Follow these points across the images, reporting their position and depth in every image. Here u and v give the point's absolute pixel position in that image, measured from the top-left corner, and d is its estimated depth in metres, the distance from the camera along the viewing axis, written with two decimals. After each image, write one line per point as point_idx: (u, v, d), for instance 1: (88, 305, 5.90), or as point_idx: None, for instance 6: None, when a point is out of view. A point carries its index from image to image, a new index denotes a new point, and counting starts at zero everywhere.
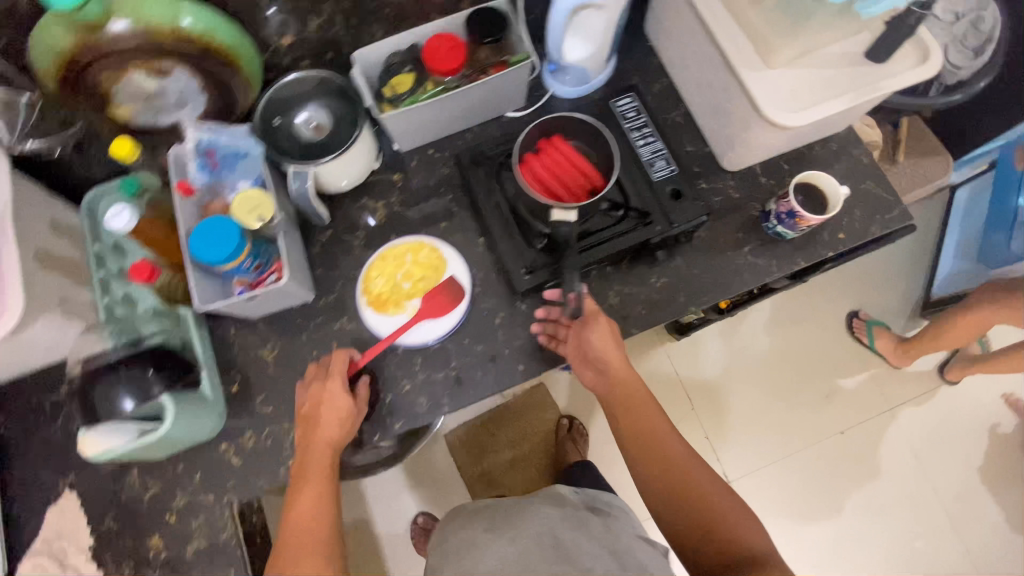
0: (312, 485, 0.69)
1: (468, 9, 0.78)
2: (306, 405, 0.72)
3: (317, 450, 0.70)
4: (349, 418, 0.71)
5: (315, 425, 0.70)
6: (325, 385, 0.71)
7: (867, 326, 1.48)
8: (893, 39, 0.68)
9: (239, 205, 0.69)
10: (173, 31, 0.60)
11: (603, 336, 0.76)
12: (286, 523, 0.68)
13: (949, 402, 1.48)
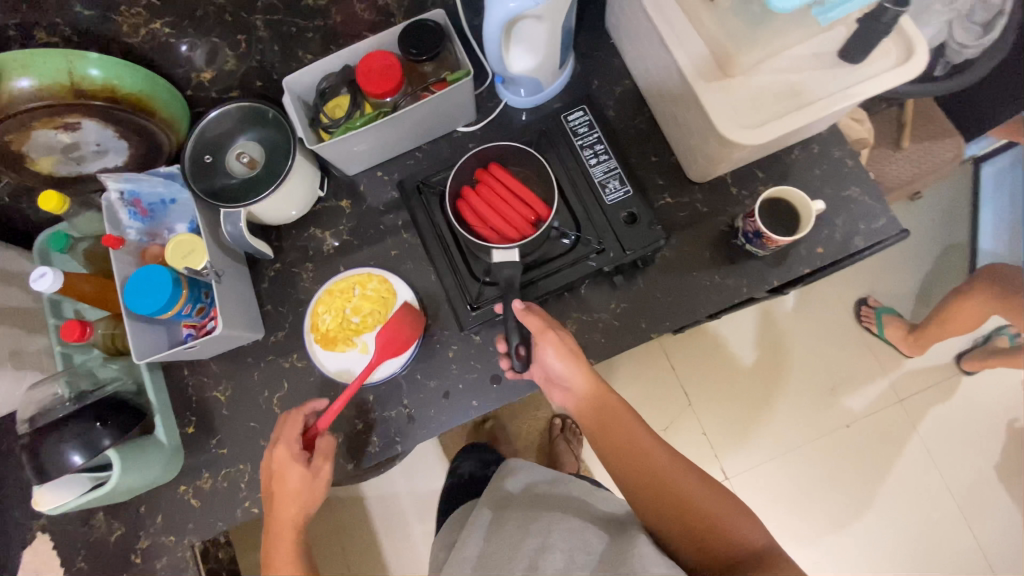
0: (283, 551, 0.63)
1: (401, 25, 0.72)
2: (266, 475, 0.67)
3: (282, 516, 0.64)
4: (317, 477, 0.66)
5: (279, 488, 0.65)
6: (280, 453, 0.67)
7: (877, 315, 1.38)
8: (866, 39, 0.60)
9: (172, 252, 0.69)
10: (77, 85, 0.57)
11: (563, 354, 0.65)
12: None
13: (968, 396, 1.39)
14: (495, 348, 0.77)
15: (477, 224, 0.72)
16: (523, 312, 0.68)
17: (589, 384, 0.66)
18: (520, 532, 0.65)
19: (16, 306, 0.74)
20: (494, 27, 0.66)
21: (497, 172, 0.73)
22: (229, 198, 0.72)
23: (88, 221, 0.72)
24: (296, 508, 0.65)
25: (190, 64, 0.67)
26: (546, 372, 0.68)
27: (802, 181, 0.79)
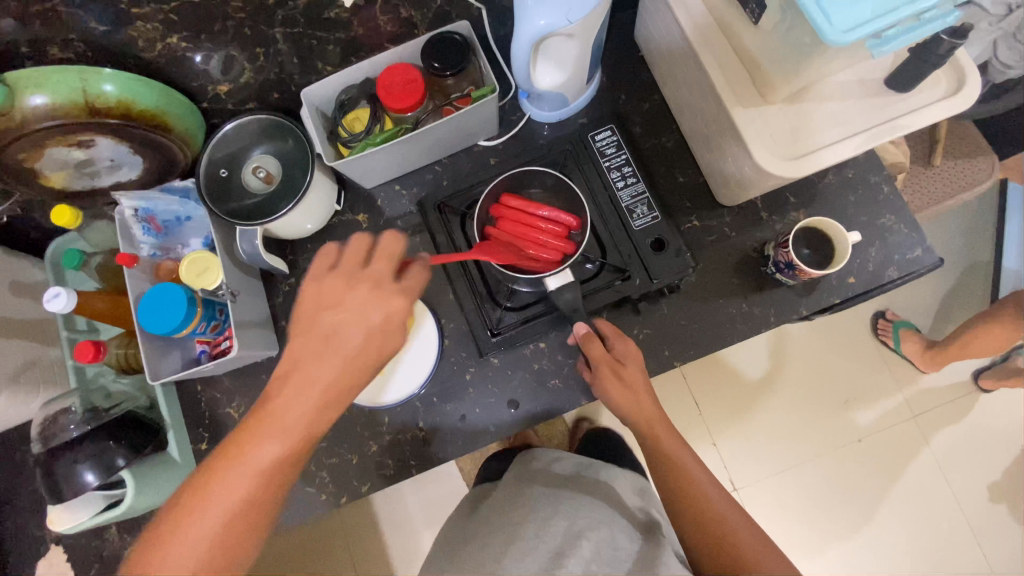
0: (270, 458, 0.47)
1: (423, 38, 0.69)
2: (328, 313, 0.50)
3: (311, 406, 0.48)
4: (358, 388, 0.51)
5: (341, 356, 0.49)
6: (388, 287, 0.51)
7: (894, 328, 1.36)
8: (918, 68, 0.57)
9: (187, 269, 0.68)
10: (90, 102, 0.55)
11: (619, 387, 0.66)
12: (197, 490, 0.46)
13: (986, 414, 1.36)
14: (513, 372, 0.75)
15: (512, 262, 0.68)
16: (585, 338, 0.68)
17: (646, 415, 0.66)
18: (547, 511, 0.70)
19: (28, 318, 0.73)
20: (523, 45, 0.63)
21: (511, 203, 0.71)
22: (248, 215, 0.70)
23: (99, 231, 0.69)
24: (325, 414, 0.49)
25: (207, 76, 0.65)
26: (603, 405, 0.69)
27: (835, 206, 0.77)
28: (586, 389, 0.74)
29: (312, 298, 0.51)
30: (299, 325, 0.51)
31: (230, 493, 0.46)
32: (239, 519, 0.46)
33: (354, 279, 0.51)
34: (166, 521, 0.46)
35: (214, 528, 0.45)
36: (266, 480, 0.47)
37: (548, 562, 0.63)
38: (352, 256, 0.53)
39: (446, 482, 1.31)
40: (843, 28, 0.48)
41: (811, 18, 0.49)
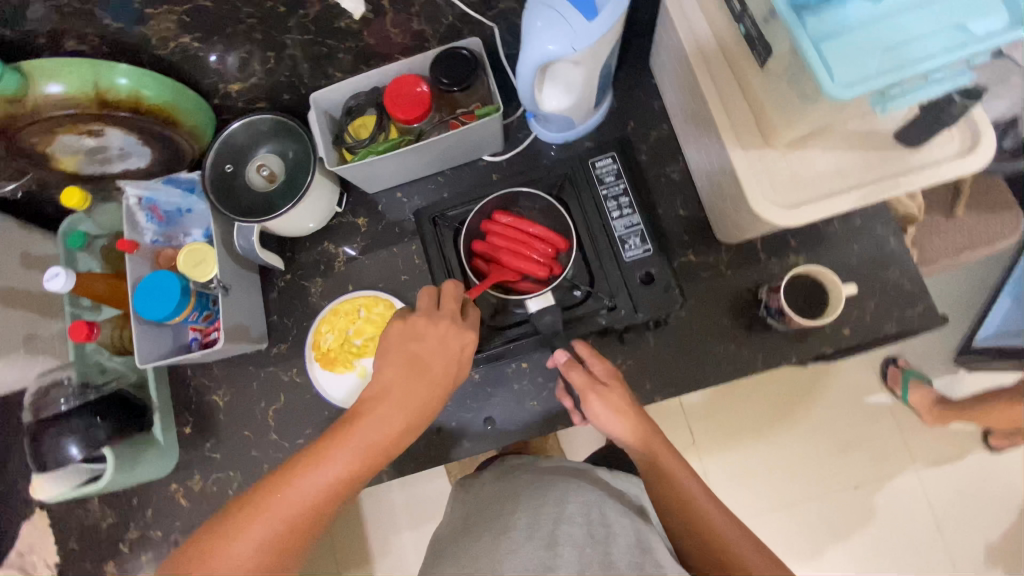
0: (346, 469, 0.52)
1: (433, 52, 0.70)
2: (412, 344, 0.58)
3: (390, 426, 0.54)
4: (430, 417, 0.57)
5: (421, 383, 0.57)
6: (464, 328, 0.60)
7: (903, 376, 1.27)
8: (929, 124, 0.55)
9: (185, 260, 0.70)
10: (102, 95, 0.57)
11: (608, 408, 0.62)
12: (272, 488, 0.51)
13: (994, 472, 1.27)
14: (493, 389, 0.76)
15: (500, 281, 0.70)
16: (565, 366, 0.66)
17: (639, 434, 0.61)
18: (538, 500, 0.63)
19: (36, 291, 0.76)
20: (529, 68, 0.62)
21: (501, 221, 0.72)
22: (250, 211, 0.72)
23: (109, 212, 0.74)
24: (400, 438, 0.55)
25: (219, 75, 0.67)
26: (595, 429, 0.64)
27: (838, 254, 0.75)
28: (562, 414, 0.74)
29: (399, 333, 0.59)
30: (386, 352, 0.58)
31: (304, 495, 0.50)
32: (297, 526, 0.50)
33: (437, 318, 0.60)
34: (234, 514, 0.50)
35: (280, 524, 0.49)
36: (338, 489, 0.52)
37: (543, 552, 0.54)
38: (430, 296, 0.62)
39: (433, 483, 1.31)
40: (844, 83, 0.47)
41: (812, 70, 0.47)
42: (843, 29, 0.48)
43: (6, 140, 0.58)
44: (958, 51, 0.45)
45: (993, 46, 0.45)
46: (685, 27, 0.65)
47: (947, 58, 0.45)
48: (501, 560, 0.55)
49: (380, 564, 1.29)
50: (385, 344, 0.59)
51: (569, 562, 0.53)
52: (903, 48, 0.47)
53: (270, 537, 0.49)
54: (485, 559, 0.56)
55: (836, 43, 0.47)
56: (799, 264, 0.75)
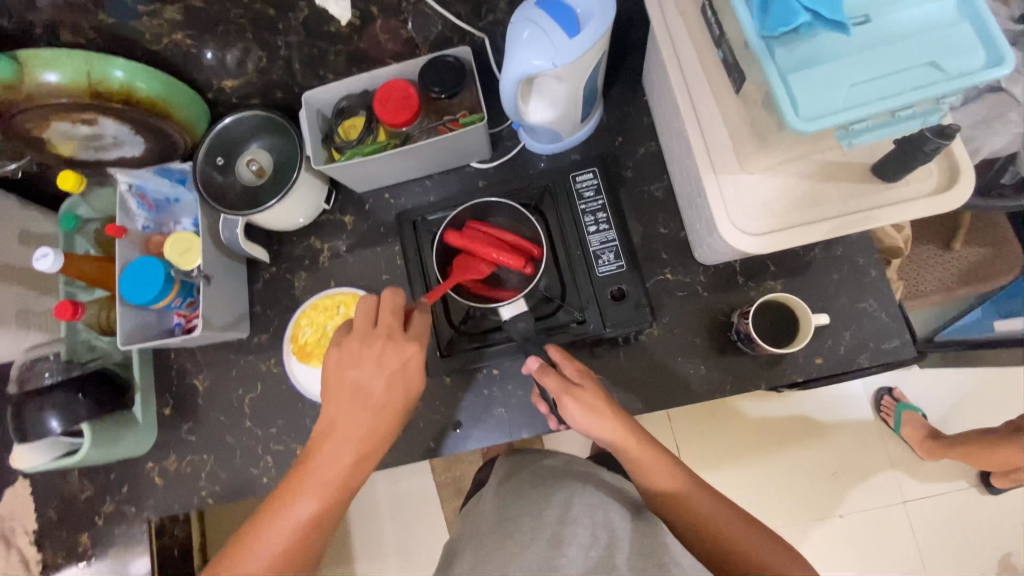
0: (306, 511, 0.56)
1: (423, 59, 0.71)
2: (350, 373, 0.59)
3: (343, 462, 0.57)
4: (386, 439, 0.60)
5: (366, 411, 0.58)
6: (403, 343, 0.60)
7: (896, 409, 1.22)
8: (903, 162, 0.54)
9: (171, 247, 0.72)
10: (96, 86, 0.59)
11: (584, 409, 0.59)
12: (246, 542, 0.55)
13: (985, 509, 1.21)
14: (462, 393, 0.77)
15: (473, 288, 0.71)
16: (539, 371, 0.63)
17: (618, 432, 0.59)
18: (540, 503, 0.60)
19: (31, 267, 0.79)
20: (510, 82, 0.63)
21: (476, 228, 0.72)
22: (237, 204, 0.74)
23: (103, 197, 0.77)
24: (355, 468, 0.58)
25: (213, 71, 0.69)
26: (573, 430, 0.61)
27: (817, 283, 0.74)
28: (529, 422, 0.75)
29: (336, 361, 0.60)
30: (327, 385, 0.60)
31: (274, 545, 0.55)
32: (276, 565, 0.55)
33: (372, 340, 0.60)
34: (219, 564, 0.55)
35: (258, 574, 0.54)
36: (306, 530, 0.56)
37: (548, 552, 0.53)
38: (365, 317, 0.62)
39: (417, 479, 1.33)
40: (809, 117, 0.47)
41: (777, 103, 0.47)
42: (812, 62, 0.48)
43: (2, 123, 0.60)
44: (925, 90, 0.45)
45: (960, 87, 0.45)
46: (670, 49, 0.65)
47: (913, 96, 0.46)
48: (508, 559, 0.54)
49: (359, 554, 1.30)
50: (326, 375, 0.60)
51: (574, 562, 0.51)
52: (871, 84, 0.47)
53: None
54: (493, 558, 0.55)
55: (803, 75, 0.48)
56: (777, 289, 0.74)
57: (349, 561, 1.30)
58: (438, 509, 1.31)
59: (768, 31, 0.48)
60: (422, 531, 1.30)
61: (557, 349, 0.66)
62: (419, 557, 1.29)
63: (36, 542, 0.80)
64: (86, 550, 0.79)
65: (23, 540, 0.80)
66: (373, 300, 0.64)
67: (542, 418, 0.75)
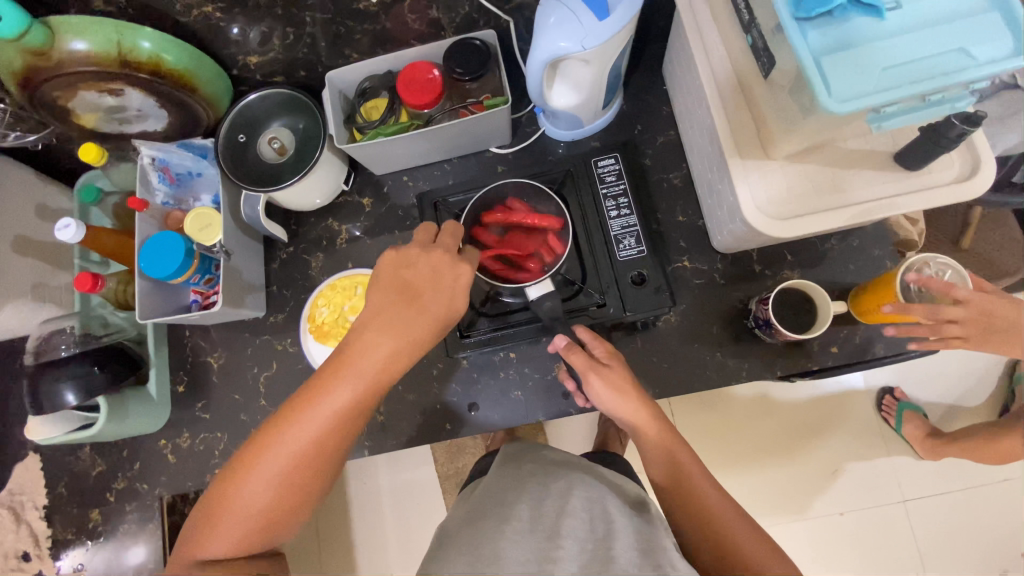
0: (339, 405, 0.53)
1: (448, 40, 0.72)
2: (402, 272, 0.57)
3: (377, 359, 0.54)
4: (424, 348, 0.56)
5: (409, 311, 0.55)
6: (458, 260, 0.58)
7: (898, 408, 1.21)
8: (927, 148, 0.54)
9: (193, 222, 0.72)
10: (125, 56, 0.59)
11: (609, 386, 0.60)
12: (277, 426, 0.53)
13: (986, 505, 1.21)
14: (479, 376, 0.77)
15: (488, 262, 0.71)
16: (565, 350, 0.63)
17: (641, 415, 0.59)
18: (540, 492, 0.59)
19: (48, 240, 0.78)
20: (537, 66, 0.62)
21: (514, 212, 0.74)
22: (256, 180, 0.73)
23: (123, 171, 0.77)
24: (391, 370, 0.54)
25: (239, 46, 0.69)
26: (597, 409, 0.62)
27: (833, 273, 0.75)
28: (544, 405, 0.75)
29: (390, 260, 0.58)
30: (376, 280, 0.57)
31: (304, 434, 0.52)
32: (305, 457, 0.53)
33: (430, 247, 0.58)
34: (246, 449, 0.54)
35: (288, 459, 0.52)
36: (336, 425, 0.53)
37: (544, 543, 0.52)
38: (426, 233, 0.62)
39: (420, 469, 1.33)
40: (841, 98, 0.48)
41: (810, 83, 0.48)
42: (846, 45, 0.49)
43: (30, 92, 0.61)
44: (957, 75, 0.46)
45: (991, 73, 0.46)
46: (696, 36, 0.66)
47: (943, 81, 0.46)
48: (501, 547, 0.51)
49: (359, 545, 1.30)
50: (377, 272, 0.58)
51: (571, 556, 0.51)
52: (902, 68, 0.48)
53: (281, 471, 0.53)
54: (488, 545, 0.52)
55: (836, 56, 0.49)
56: (793, 279, 0.75)
57: (349, 551, 1.30)
58: (440, 499, 1.30)
59: (804, 12, 0.49)
60: (423, 521, 1.30)
61: (580, 329, 0.66)
62: (421, 547, 1.28)
63: (46, 517, 0.80)
64: (96, 526, 0.79)
65: (33, 515, 0.80)
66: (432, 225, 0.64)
67: (558, 403, 0.75)
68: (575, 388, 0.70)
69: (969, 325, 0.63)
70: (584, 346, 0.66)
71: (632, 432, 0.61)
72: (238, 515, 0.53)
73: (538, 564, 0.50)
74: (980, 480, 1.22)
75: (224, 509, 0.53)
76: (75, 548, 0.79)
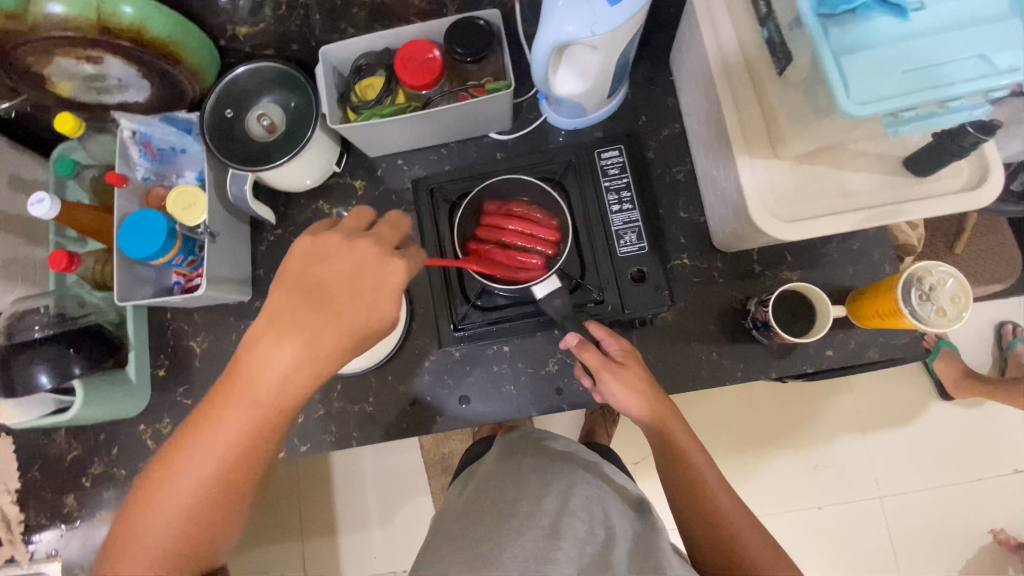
0: (240, 424, 0.48)
1: (450, 18, 0.69)
2: (313, 269, 0.50)
3: (283, 370, 0.48)
4: (341, 356, 0.49)
5: (319, 317, 0.48)
6: (388, 254, 0.51)
7: (938, 344, 1.25)
8: (937, 155, 0.54)
9: (173, 201, 0.68)
10: (104, 21, 0.55)
11: (624, 386, 0.58)
12: (183, 444, 0.48)
13: (964, 503, 1.23)
14: (470, 369, 0.75)
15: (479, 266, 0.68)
16: (577, 348, 0.62)
17: (656, 412, 0.58)
18: (540, 489, 0.59)
19: (21, 214, 0.75)
20: (543, 51, 0.60)
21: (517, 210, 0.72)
22: (244, 158, 0.70)
23: (103, 144, 0.74)
24: (298, 379, 0.48)
25: (228, 15, 0.65)
26: (610, 406, 0.61)
27: (831, 275, 0.74)
28: (537, 400, 0.74)
29: (304, 253, 0.51)
30: (284, 278, 0.50)
31: (213, 449, 0.48)
32: (212, 480, 0.48)
33: (352, 240, 0.52)
34: (151, 470, 0.48)
35: (192, 490, 0.47)
36: (244, 441, 0.48)
37: (544, 543, 0.51)
38: (364, 220, 0.56)
39: (406, 455, 1.31)
40: (859, 101, 0.46)
41: (829, 83, 0.47)
42: (866, 45, 0.47)
43: (1, 56, 0.57)
44: (977, 82, 0.45)
45: (1013, 81, 0.44)
46: (708, 27, 0.64)
47: (965, 88, 0.45)
48: (501, 547, 0.50)
49: (342, 528, 1.29)
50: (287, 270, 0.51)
51: (570, 558, 0.50)
52: (923, 71, 0.46)
53: (185, 502, 0.47)
54: (485, 545, 0.51)
55: (856, 56, 0.47)
56: (792, 280, 0.74)
57: (333, 533, 1.29)
58: (426, 487, 1.30)
59: (827, 7, 0.47)
60: (409, 509, 1.29)
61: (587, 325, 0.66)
62: (405, 534, 1.28)
63: (19, 502, 0.77)
64: (72, 511, 0.77)
65: (5, 498, 0.77)
66: (373, 213, 0.57)
67: (550, 398, 0.74)
68: (592, 384, 0.68)
69: (959, 299, 0.66)
70: (596, 343, 0.65)
71: (651, 433, 0.59)
72: (143, 549, 0.47)
73: (535, 566, 0.48)
74: (957, 478, 1.24)
75: (127, 547, 0.47)
76: (50, 532, 0.77)
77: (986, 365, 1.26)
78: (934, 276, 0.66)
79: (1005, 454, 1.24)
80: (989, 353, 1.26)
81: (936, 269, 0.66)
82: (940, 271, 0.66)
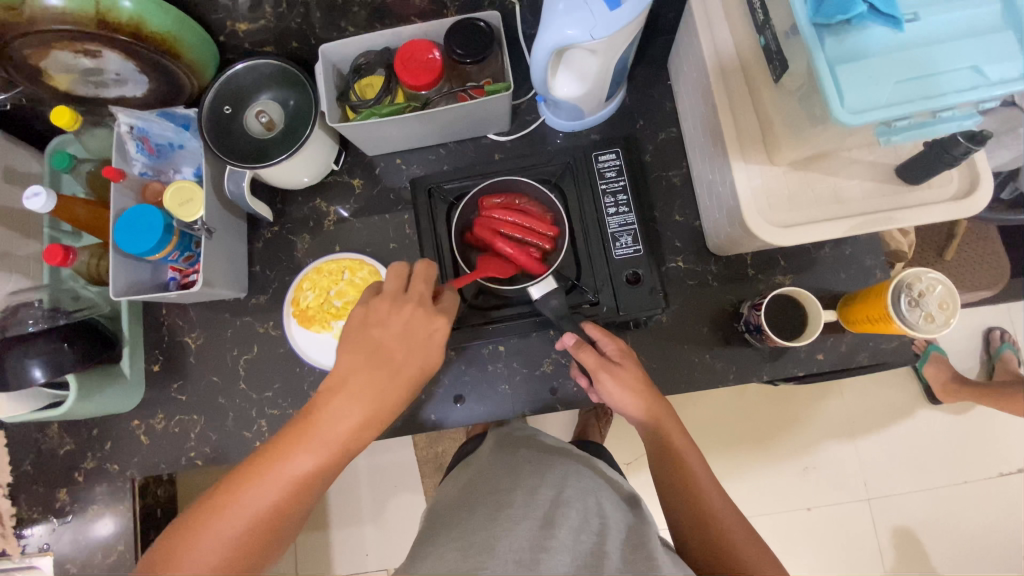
0: (301, 467, 0.51)
1: (450, 18, 0.69)
2: (372, 331, 0.55)
3: (345, 425, 0.52)
4: (393, 415, 0.55)
5: (381, 374, 0.54)
6: (433, 313, 0.57)
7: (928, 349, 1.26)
8: (929, 164, 0.54)
9: (171, 195, 0.68)
10: (103, 16, 0.55)
11: (620, 385, 0.60)
12: (236, 486, 0.50)
13: (949, 505, 1.25)
14: (466, 368, 0.76)
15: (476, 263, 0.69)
16: (574, 348, 0.62)
17: (650, 410, 0.59)
18: (535, 480, 0.60)
19: (15, 208, 0.74)
20: (541, 54, 0.60)
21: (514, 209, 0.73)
22: (242, 155, 0.70)
23: (98, 138, 0.73)
24: (359, 432, 0.53)
25: (228, 12, 0.65)
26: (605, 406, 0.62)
27: (823, 280, 0.75)
28: (531, 400, 0.75)
29: (359, 317, 0.57)
30: (346, 341, 0.56)
31: (265, 494, 0.50)
32: (256, 523, 0.49)
33: (399, 304, 0.57)
34: (198, 509, 0.50)
35: (237, 533, 0.48)
36: (296, 489, 0.51)
37: (539, 532, 0.51)
38: (397, 276, 0.59)
39: (398, 453, 1.32)
40: (853, 110, 0.47)
41: (824, 92, 0.47)
42: (860, 55, 0.48)
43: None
44: (967, 93, 0.45)
45: (1002, 93, 0.45)
46: (706, 32, 0.65)
47: (956, 98, 0.45)
48: (496, 538, 0.51)
49: (333, 525, 1.29)
50: (346, 332, 0.57)
51: (564, 547, 0.50)
52: (916, 81, 0.47)
53: (225, 547, 0.48)
54: (482, 533, 0.52)
55: (850, 66, 0.48)
56: (785, 284, 0.75)
57: (324, 529, 1.29)
58: (418, 484, 1.30)
59: (823, 17, 0.48)
60: (401, 506, 1.29)
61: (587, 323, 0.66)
62: (397, 531, 1.28)
63: (10, 496, 0.77)
64: (63, 505, 0.76)
65: None
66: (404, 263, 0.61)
67: (545, 397, 0.74)
68: (587, 384, 0.69)
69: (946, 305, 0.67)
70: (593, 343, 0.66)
71: (647, 432, 0.60)
72: None
73: (531, 555, 0.49)
74: (943, 481, 1.26)
75: None
76: (40, 526, 0.76)
77: (974, 369, 1.28)
78: (924, 283, 0.67)
79: (991, 458, 1.26)
80: (977, 359, 1.28)
81: (926, 276, 0.67)
82: (930, 279, 0.67)
